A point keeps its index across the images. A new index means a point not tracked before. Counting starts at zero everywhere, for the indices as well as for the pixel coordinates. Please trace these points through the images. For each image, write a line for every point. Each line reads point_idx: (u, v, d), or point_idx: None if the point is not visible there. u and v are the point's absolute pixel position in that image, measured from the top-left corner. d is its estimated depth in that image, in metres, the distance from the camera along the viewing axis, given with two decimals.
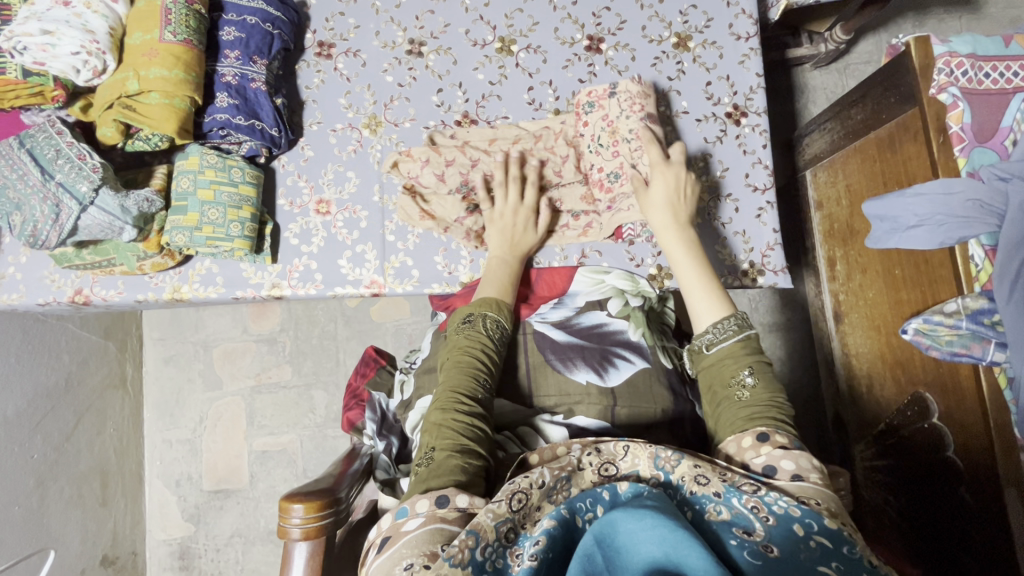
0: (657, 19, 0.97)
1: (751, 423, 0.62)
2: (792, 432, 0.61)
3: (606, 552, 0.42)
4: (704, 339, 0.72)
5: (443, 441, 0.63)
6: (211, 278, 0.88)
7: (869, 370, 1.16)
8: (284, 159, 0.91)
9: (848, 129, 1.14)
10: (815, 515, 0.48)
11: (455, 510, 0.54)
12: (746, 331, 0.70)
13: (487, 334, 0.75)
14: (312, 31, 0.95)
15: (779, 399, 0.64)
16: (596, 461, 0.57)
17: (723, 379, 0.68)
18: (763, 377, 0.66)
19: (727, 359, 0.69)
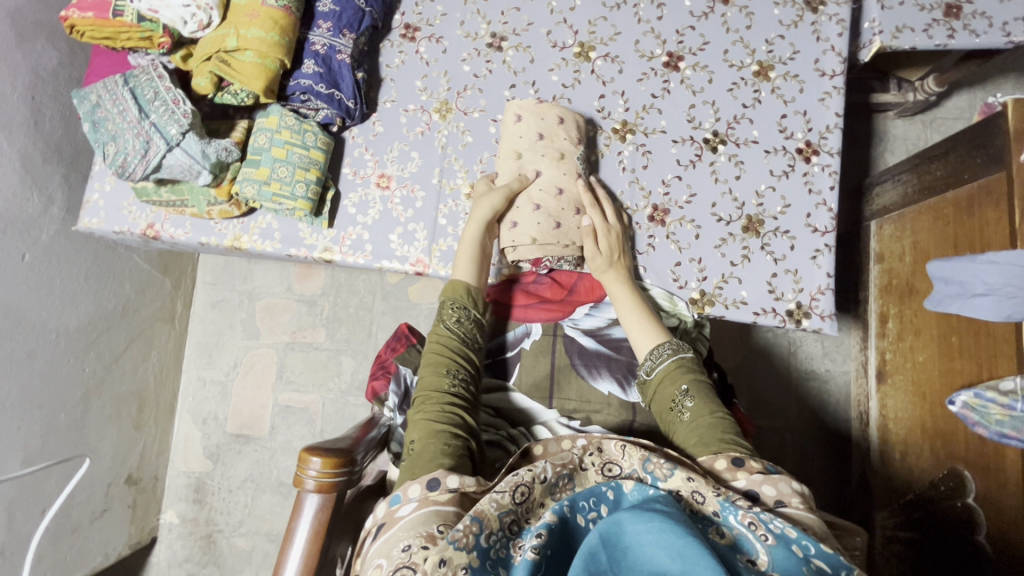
0: (741, 45, 0.96)
1: (700, 444, 0.65)
2: (732, 444, 0.64)
3: (610, 550, 0.43)
4: (643, 372, 0.78)
5: (420, 431, 0.65)
6: (270, 232, 0.93)
7: (905, 437, 1.11)
8: (355, 131, 0.95)
9: (924, 183, 1.09)
10: (812, 538, 0.48)
11: (448, 490, 0.56)
12: (679, 353, 0.75)
13: (451, 321, 0.77)
14: (401, 13, 0.98)
15: (718, 414, 0.68)
16: (599, 461, 0.58)
17: (664, 403, 0.73)
18: (701, 397, 0.70)
19: (665, 383, 0.74)
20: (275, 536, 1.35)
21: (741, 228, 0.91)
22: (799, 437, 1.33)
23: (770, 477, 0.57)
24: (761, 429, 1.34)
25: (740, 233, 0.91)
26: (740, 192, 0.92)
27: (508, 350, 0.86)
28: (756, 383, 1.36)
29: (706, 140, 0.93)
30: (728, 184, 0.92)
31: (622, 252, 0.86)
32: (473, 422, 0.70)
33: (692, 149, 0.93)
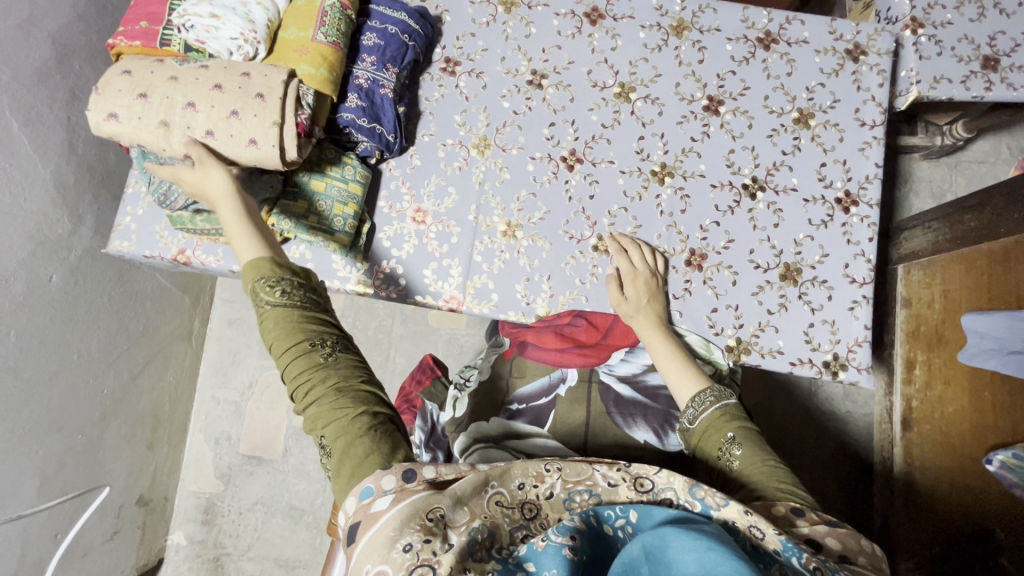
0: (782, 91, 0.96)
1: (753, 495, 0.61)
2: (788, 496, 0.59)
3: (652, 563, 0.42)
4: (684, 419, 0.74)
5: (331, 426, 0.58)
6: (302, 262, 0.91)
7: (933, 487, 1.10)
8: (393, 163, 0.94)
9: (957, 234, 1.06)
10: None
11: (424, 481, 0.53)
12: (723, 400, 0.72)
13: (275, 297, 0.63)
14: (442, 46, 0.98)
15: (770, 462, 0.64)
16: (630, 477, 0.55)
17: (710, 451, 0.69)
18: (749, 445, 0.66)
19: (710, 431, 0.70)
20: (284, 561, 1.33)
21: (779, 276, 0.91)
22: (819, 479, 1.31)
23: (834, 528, 0.54)
24: None
25: (777, 281, 0.90)
26: (778, 240, 0.91)
27: (543, 395, 0.84)
28: (777, 421, 1.35)
29: (745, 186, 0.93)
30: (766, 232, 0.92)
31: (652, 296, 0.87)
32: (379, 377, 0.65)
33: (731, 195, 0.93)
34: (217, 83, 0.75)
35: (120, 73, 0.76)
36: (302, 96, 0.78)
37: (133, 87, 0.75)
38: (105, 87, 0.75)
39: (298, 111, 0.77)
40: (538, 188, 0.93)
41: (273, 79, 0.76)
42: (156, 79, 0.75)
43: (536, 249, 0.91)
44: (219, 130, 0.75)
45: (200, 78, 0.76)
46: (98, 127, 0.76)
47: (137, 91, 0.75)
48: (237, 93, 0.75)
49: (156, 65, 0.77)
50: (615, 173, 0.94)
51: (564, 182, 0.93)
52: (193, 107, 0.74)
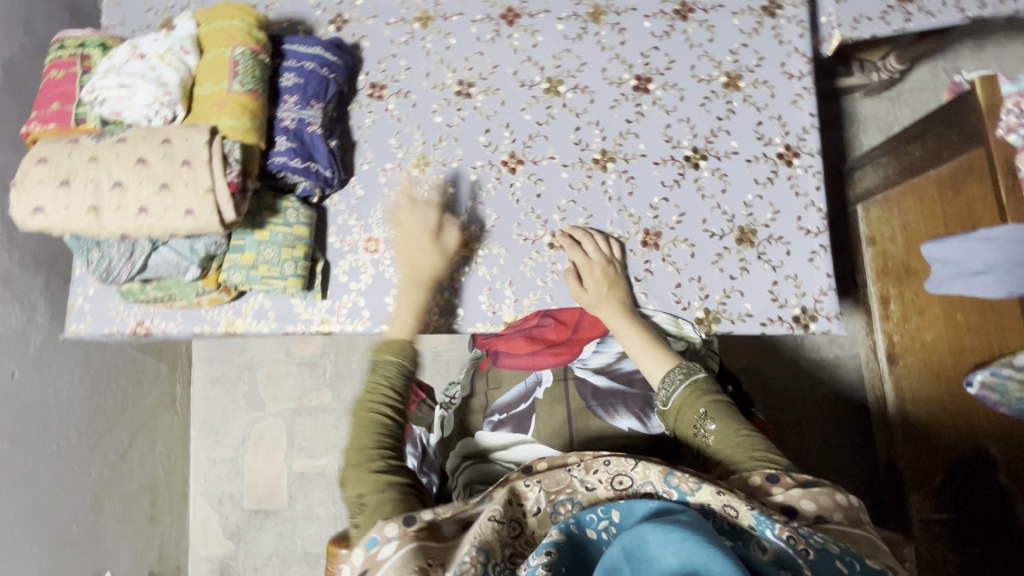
0: (707, 58, 0.96)
1: (733, 467, 0.63)
2: (767, 463, 0.61)
3: (633, 564, 0.43)
4: (658, 401, 0.75)
5: (370, 484, 0.62)
6: (263, 312, 0.90)
7: (926, 417, 1.11)
8: (336, 198, 0.93)
9: (904, 165, 1.12)
10: (856, 555, 0.48)
11: (424, 524, 0.56)
12: (693, 377, 0.73)
13: (383, 372, 0.73)
14: (365, 72, 0.97)
15: (743, 432, 0.66)
16: (608, 477, 0.58)
17: (686, 429, 0.71)
18: (722, 417, 0.68)
19: (684, 409, 0.71)
20: None
21: (735, 241, 0.91)
22: (820, 428, 1.33)
23: (808, 489, 0.57)
24: (783, 425, 1.33)
25: (735, 246, 0.91)
26: (728, 205, 0.92)
27: (522, 401, 0.85)
28: (769, 378, 1.36)
29: (687, 157, 0.93)
30: (715, 199, 0.92)
31: (612, 283, 0.87)
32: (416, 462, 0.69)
33: (675, 169, 0.93)
34: (142, 157, 0.74)
35: (35, 163, 0.74)
36: (229, 153, 0.77)
37: (55, 175, 0.73)
38: (22, 180, 0.73)
39: (227, 171, 0.76)
40: (484, 197, 0.93)
41: (196, 142, 0.75)
42: (76, 163, 0.73)
43: (490, 253, 0.91)
44: (151, 205, 0.73)
45: (122, 154, 0.74)
46: (25, 223, 0.73)
47: (59, 177, 0.73)
48: (164, 164, 0.74)
49: (73, 149, 0.75)
50: (557, 168, 0.94)
51: (508, 185, 0.93)
52: (121, 186, 0.73)
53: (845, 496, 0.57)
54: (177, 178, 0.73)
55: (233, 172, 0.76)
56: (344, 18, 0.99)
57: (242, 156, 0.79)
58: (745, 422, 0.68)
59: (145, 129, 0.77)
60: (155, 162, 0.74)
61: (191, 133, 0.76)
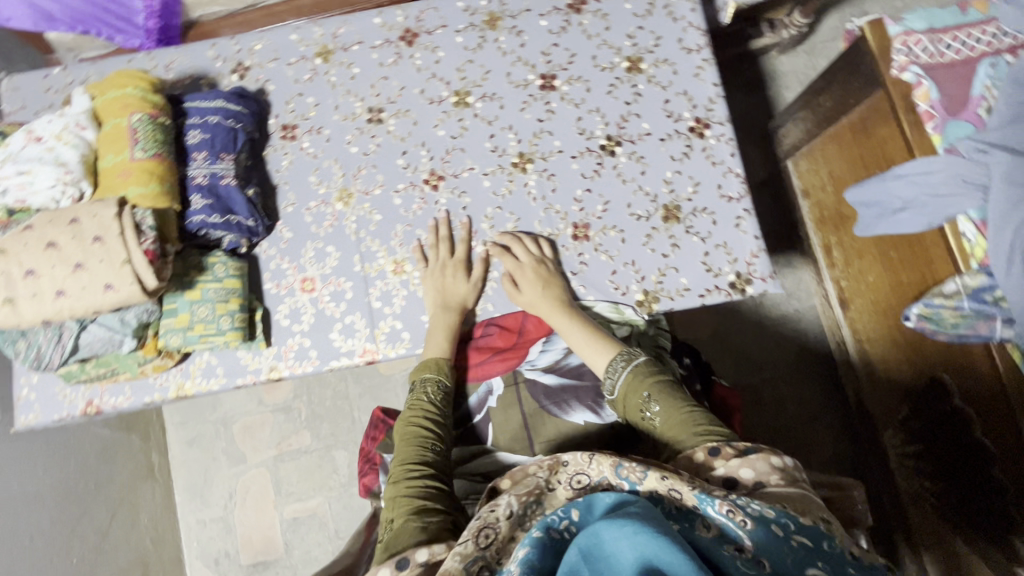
0: (606, 46, 0.98)
1: (679, 445, 0.66)
2: (708, 437, 0.64)
3: (591, 563, 0.45)
4: (606, 391, 0.78)
5: (402, 505, 0.70)
6: (212, 370, 0.90)
7: (884, 355, 1.14)
8: (265, 244, 0.93)
9: (820, 117, 1.15)
10: (790, 514, 0.50)
11: (419, 564, 0.60)
12: (634, 362, 0.76)
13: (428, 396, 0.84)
14: (274, 115, 0.98)
15: (683, 409, 0.69)
16: (567, 477, 0.61)
17: (634, 414, 0.74)
18: (665, 397, 0.71)
19: (629, 395, 0.74)
20: None
21: (662, 219, 0.93)
22: (792, 381, 1.35)
23: (747, 457, 0.59)
24: (755, 386, 1.35)
25: (662, 224, 0.92)
26: (650, 186, 0.94)
27: (476, 413, 0.88)
28: (735, 342, 1.38)
29: (602, 146, 0.95)
30: (636, 182, 0.94)
31: (547, 280, 0.88)
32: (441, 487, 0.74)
33: (593, 159, 0.95)
34: (51, 241, 0.74)
35: None
36: (141, 221, 0.77)
37: None
38: None
39: (141, 240, 0.75)
40: (411, 219, 0.93)
41: (104, 216, 0.75)
42: None
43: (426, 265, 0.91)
44: (68, 286, 0.73)
45: (31, 241, 0.74)
46: None
47: None
48: (75, 243, 0.73)
49: None
50: (479, 178, 0.95)
51: (432, 202, 0.94)
52: (34, 273, 0.73)
53: (779, 458, 0.59)
54: (89, 256, 0.73)
55: (147, 241, 0.76)
56: (246, 66, 1.00)
57: (156, 222, 0.79)
58: (685, 397, 0.71)
59: (50, 212, 0.76)
60: (66, 243, 0.74)
61: (98, 208, 0.75)
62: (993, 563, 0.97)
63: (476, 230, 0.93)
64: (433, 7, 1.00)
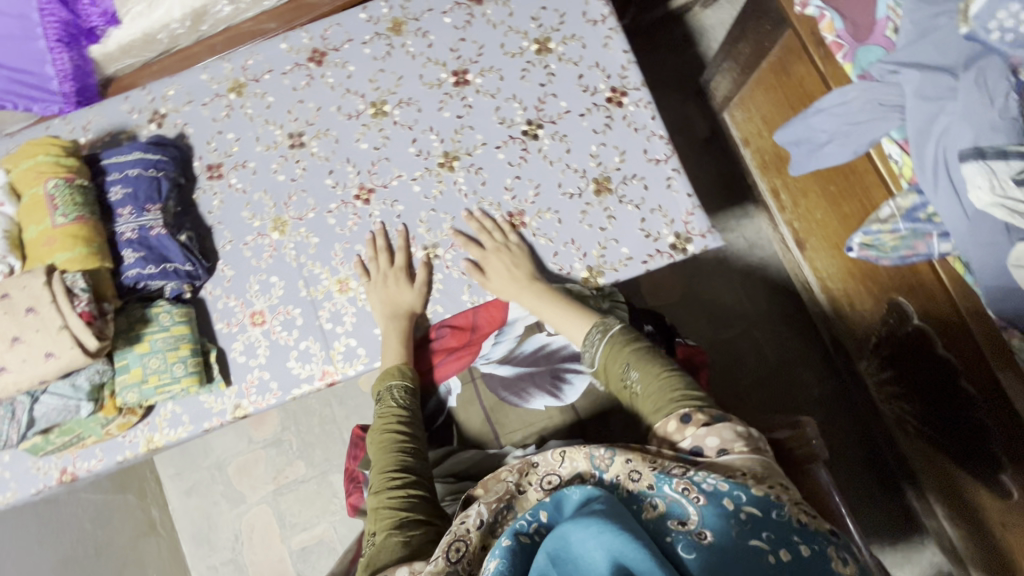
0: (513, 32, 0.98)
1: (657, 412, 0.69)
2: (686, 404, 0.66)
3: (560, 566, 0.49)
4: (587, 362, 0.82)
5: (382, 519, 0.71)
6: (178, 418, 0.91)
7: (844, 288, 1.14)
8: (210, 286, 0.94)
9: (743, 64, 1.15)
10: (742, 487, 0.55)
11: None
12: (610, 333, 0.80)
13: (395, 402, 0.83)
14: (198, 158, 0.98)
15: (657, 373, 0.72)
16: (538, 478, 0.63)
17: (615, 382, 0.77)
18: (642, 366, 0.74)
19: (609, 365, 0.78)
20: None
21: (594, 193, 0.93)
22: (766, 328, 1.36)
23: (711, 427, 0.63)
24: (732, 340, 1.36)
25: (595, 198, 0.93)
26: (577, 163, 0.94)
27: (438, 414, 0.93)
28: (706, 300, 1.39)
29: (524, 132, 0.95)
30: (562, 161, 0.94)
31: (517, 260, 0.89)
32: (422, 494, 0.75)
33: (517, 147, 0.95)
34: None
35: None
36: (72, 284, 0.78)
37: None
38: None
39: (74, 303, 0.77)
40: (348, 236, 0.94)
41: (34, 286, 0.76)
42: None
43: (368, 275, 0.91)
44: (10, 360, 0.74)
45: None
46: None
47: None
48: (8, 318, 0.75)
49: None
50: (408, 184, 0.95)
51: (366, 215, 0.94)
52: None
53: (744, 426, 0.62)
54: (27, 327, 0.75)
55: (81, 303, 0.77)
56: (162, 113, 1.00)
57: (90, 283, 0.80)
58: (662, 361, 0.74)
59: None
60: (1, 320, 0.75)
61: (26, 279, 0.76)
62: (979, 473, 0.97)
63: (413, 236, 0.93)
64: (337, 23, 1.01)
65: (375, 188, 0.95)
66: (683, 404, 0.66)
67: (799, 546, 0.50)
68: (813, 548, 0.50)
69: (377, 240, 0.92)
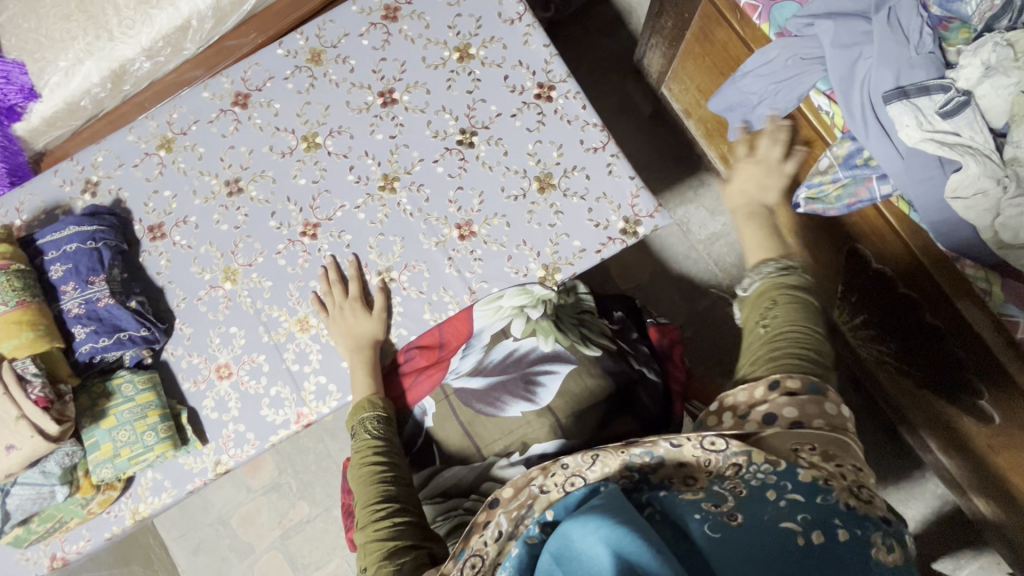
0: (433, 44, 0.97)
1: (766, 367, 0.73)
2: (795, 375, 0.70)
3: (564, 564, 0.48)
4: (739, 285, 0.86)
5: (372, 552, 0.71)
6: (160, 485, 0.89)
7: (804, 242, 1.14)
8: (171, 347, 0.93)
9: (669, 38, 1.16)
10: (789, 476, 0.55)
11: None
12: (777, 273, 0.81)
13: (370, 433, 0.83)
14: (138, 220, 0.97)
15: (799, 329, 0.75)
16: (561, 480, 0.61)
17: (750, 317, 0.82)
18: (784, 316, 0.77)
19: (755, 302, 0.82)
20: None
21: (538, 191, 0.93)
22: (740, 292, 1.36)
23: (794, 399, 0.68)
24: (708, 309, 1.36)
25: (540, 196, 0.92)
26: (516, 164, 0.93)
27: (417, 435, 0.94)
28: (677, 274, 1.39)
29: (459, 142, 0.95)
30: (502, 165, 0.94)
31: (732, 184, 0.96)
32: (408, 519, 0.75)
33: (455, 157, 0.94)
34: None
35: None
36: (24, 370, 0.79)
37: None
38: None
39: (29, 390, 0.78)
40: (299, 276, 0.93)
41: None
42: None
43: (325, 309, 0.91)
44: None
45: None
46: None
47: None
48: None
49: None
50: (352, 213, 0.94)
51: (315, 251, 0.93)
52: None
53: (835, 406, 0.67)
54: None
55: (35, 388, 0.78)
56: (94, 181, 0.98)
57: (42, 367, 0.81)
58: (810, 319, 0.77)
59: None
60: None
61: None
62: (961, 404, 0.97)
63: (365, 264, 0.93)
64: (255, 63, 1.00)
65: (319, 222, 0.94)
66: (804, 373, 0.71)
67: (838, 531, 0.50)
68: (852, 533, 0.50)
69: (329, 272, 0.92)
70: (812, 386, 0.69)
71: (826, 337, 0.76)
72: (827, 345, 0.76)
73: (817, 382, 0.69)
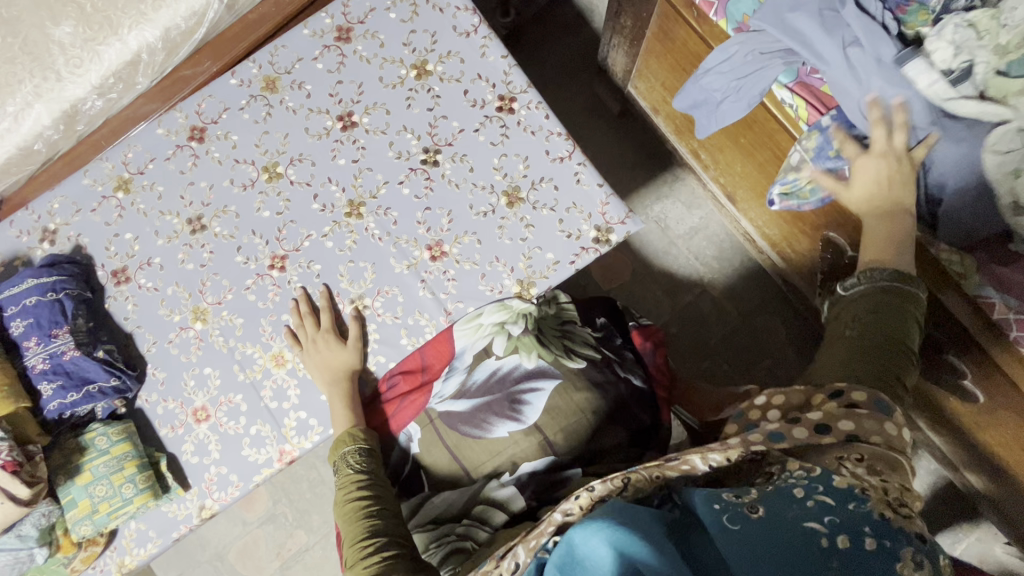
0: (389, 63, 0.96)
1: (841, 376, 0.66)
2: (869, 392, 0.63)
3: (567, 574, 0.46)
4: (841, 282, 0.78)
5: None
6: (144, 535, 0.88)
7: (781, 233, 1.14)
8: (145, 394, 0.90)
9: (630, 37, 1.14)
10: (821, 479, 0.52)
11: None
12: (884, 283, 0.73)
13: (353, 468, 0.82)
14: (100, 266, 0.94)
15: (888, 345, 0.68)
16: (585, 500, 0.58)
17: (839, 318, 0.75)
18: (873, 327, 0.70)
19: (851, 305, 0.75)
20: None
21: (507, 205, 0.91)
22: (721, 285, 1.36)
23: (854, 412, 0.61)
24: (692, 304, 1.36)
25: (509, 211, 0.91)
26: (483, 179, 0.92)
27: (404, 462, 0.93)
28: (659, 271, 1.38)
29: (424, 161, 0.93)
30: (468, 181, 0.92)
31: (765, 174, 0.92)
32: (397, 550, 0.73)
33: (421, 177, 0.93)
34: None
35: None
36: None
37: None
38: None
39: None
40: (270, 311, 0.91)
41: None
42: None
43: (298, 343, 0.89)
44: None
45: None
46: None
47: None
48: None
49: None
50: (320, 241, 0.92)
51: (284, 283, 0.91)
52: None
53: (894, 426, 0.61)
54: None
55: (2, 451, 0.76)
56: (52, 229, 0.96)
57: (9, 429, 0.79)
58: (904, 339, 0.69)
59: None
60: None
61: None
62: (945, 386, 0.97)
63: (337, 293, 0.91)
64: (209, 95, 0.97)
65: (285, 253, 0.92)
66: (876, 389, 0.64)
67: (866, 539, 0.46)
68: (882, 544, 0.46)
69: (300, 304, 0.90)
70: (879, 403, 0.61)
71: (915, 360, 0.69)
72: (913, 366, 0.68)
73: (885, 401, 0.62)
